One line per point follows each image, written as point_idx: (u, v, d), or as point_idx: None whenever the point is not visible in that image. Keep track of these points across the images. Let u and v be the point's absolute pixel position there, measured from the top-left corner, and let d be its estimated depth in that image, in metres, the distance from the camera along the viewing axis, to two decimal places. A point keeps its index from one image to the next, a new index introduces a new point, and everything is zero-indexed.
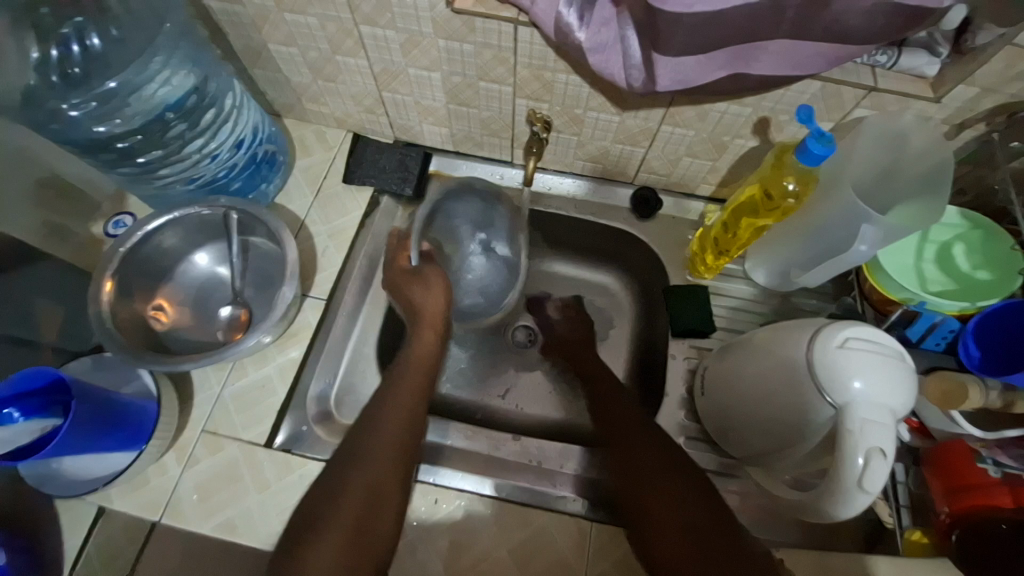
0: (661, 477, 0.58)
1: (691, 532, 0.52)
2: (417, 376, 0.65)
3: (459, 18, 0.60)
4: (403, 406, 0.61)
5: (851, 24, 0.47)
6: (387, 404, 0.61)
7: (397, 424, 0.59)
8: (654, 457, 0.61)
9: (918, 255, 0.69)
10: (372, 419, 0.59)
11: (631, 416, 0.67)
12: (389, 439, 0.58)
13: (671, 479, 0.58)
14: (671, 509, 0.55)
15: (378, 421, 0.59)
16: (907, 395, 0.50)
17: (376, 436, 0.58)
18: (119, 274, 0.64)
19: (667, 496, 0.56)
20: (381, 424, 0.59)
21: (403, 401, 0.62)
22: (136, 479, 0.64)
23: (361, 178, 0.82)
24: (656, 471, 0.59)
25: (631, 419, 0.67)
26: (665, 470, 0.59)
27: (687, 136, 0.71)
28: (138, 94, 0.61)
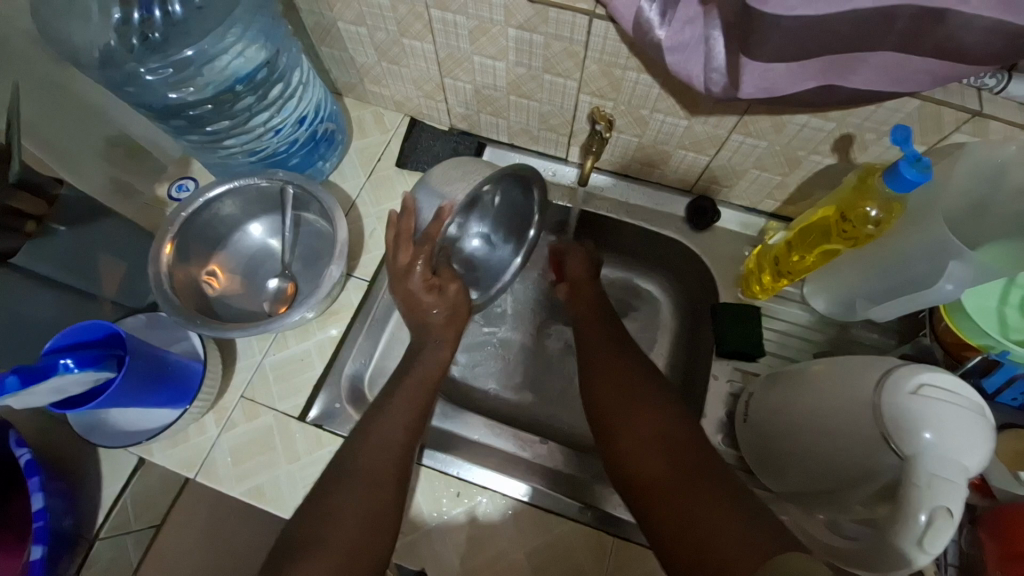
0: (689, 468, 0.55)
1: (706, 508, 0.51)
2: (423, 392, 0.65)
3: (533, 7, 0.58)
4: (397, 421, 0.61)
5: (969, 42, 0.42)
6: (381, 419, 0.61)
7: (394, 442, 0.60)
8: (685, 449, 0.57)
9: (1002, 299, 0.62)
10: (368, 434, 0.60)
11: (641, 390, 0.64)
12: (384, 454, 0.58)
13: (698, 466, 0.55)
14: (697, 504, 0.51)
15: (376, 437, 0.59)
16: (985, 452, 0.46)
17: (373, 452, 0.58)
18: (179, 238, 0.66)
19: (697, 489, 0.53)
20: (377, 440, 0.59)
21: (397, 416, 0.62)
22: (178, 435, 0.66)
23: (414, 163, 0.82)
24: (688, 463, 0.55)
25: (648, 410, 0.62)
26: (696, 465, 0.55)
27: (758, 147, 0.67)
28: (211, 65, 0.62)
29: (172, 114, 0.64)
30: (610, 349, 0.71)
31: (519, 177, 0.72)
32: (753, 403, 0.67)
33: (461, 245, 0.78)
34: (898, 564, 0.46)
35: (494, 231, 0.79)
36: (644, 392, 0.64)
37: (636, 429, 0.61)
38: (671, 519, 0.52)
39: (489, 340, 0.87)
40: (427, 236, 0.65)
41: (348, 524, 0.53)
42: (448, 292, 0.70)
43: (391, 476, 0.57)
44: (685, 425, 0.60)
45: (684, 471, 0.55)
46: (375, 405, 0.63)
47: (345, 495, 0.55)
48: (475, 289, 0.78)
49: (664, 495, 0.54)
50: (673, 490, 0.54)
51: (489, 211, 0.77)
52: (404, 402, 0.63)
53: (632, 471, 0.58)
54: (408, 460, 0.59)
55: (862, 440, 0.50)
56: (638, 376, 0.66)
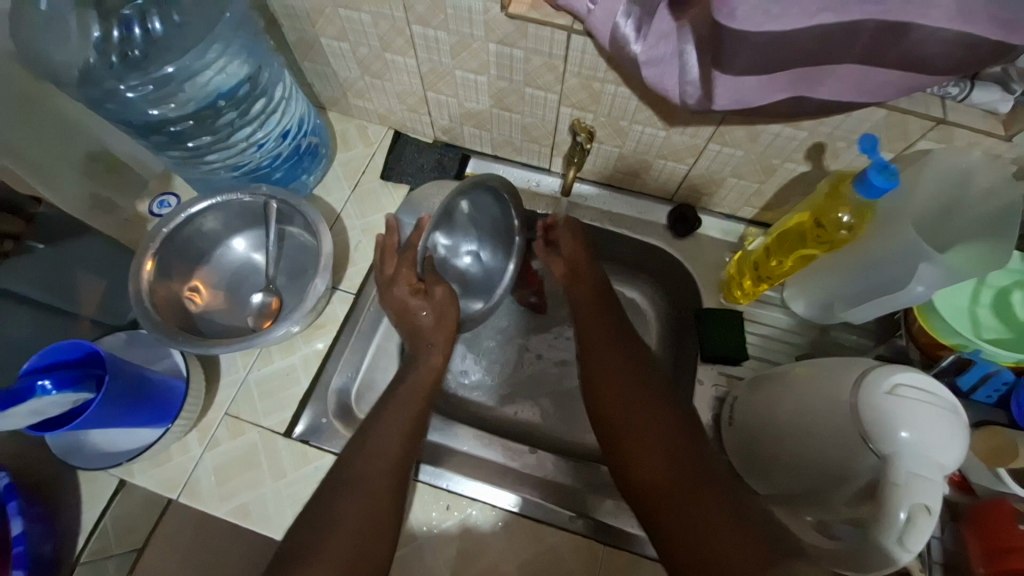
0: (687, 470, 0.56)
1: (703, 511, 0.52)
2: (418, 399, 0.65)
3: (512, 23, 0.59)
4: (395, 434, 0.60)
5: (928, 54, 0.44)
6: (377, 431, 0.60)
7: (389, 454, 0.58)
8: (680, 451, 0.58)
9: (974, 298, 0.64)
10: (364, 447, 0.59)
11: (636, 389, 0.65)
12: (381, 468, 0.57)
13: (694, 468, 0.56)
14: (693, 507, 0.53)
15: (372, 449, 0.58)
16: (960, 450, 0.47)
17: (370, 465, 0.57)
18: (160, 254, 0.66)
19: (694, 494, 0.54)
20: (373, 453, 0.58)
21: (394, 428, 0.60)
22: (160, 455, 0.65)
23: (398, 175, 0.82)
24: (684, 466, 0.57)
25: (644, 410, 0.63)
26: (693, 470, 0.56)
27: (735, 156, 0.69)
28: (193, 81, 0.62)
29: (153, 129, 0.64)
30: (605, 350, 0.70)
31: (490, 189, 0.74)
32: (738, 406, 0.68)
33: (452, 264, 0.78)
34: (882, 562, 0.47)
35: (481, 245, 0.79)
36: (637, 393, 0.64)
37: (631, 431, 0.62)
38: (669, 524, 0.54)
39: (476, 350, 0.87)
40: (410, 245, 0.69)
41: (343, 539, 0.52)
42: (436, 297, 0.69)
43: (387, 491, 0.56)
44: (680, 426, 0.61)
45: (681, 475, 0.56)
46: (371, 415, 0.62)
47: (339, 509, 0.54)
48: (477, 300, 0.81)
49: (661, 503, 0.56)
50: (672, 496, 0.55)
51: (466, 226, 0.77)
52: (402, 413, 0.62)
53: (634, 475, 0.59)
54: (405, 472, 0.58)
55: (841, 440, 0.51)
56: (631, 376, 0.66)
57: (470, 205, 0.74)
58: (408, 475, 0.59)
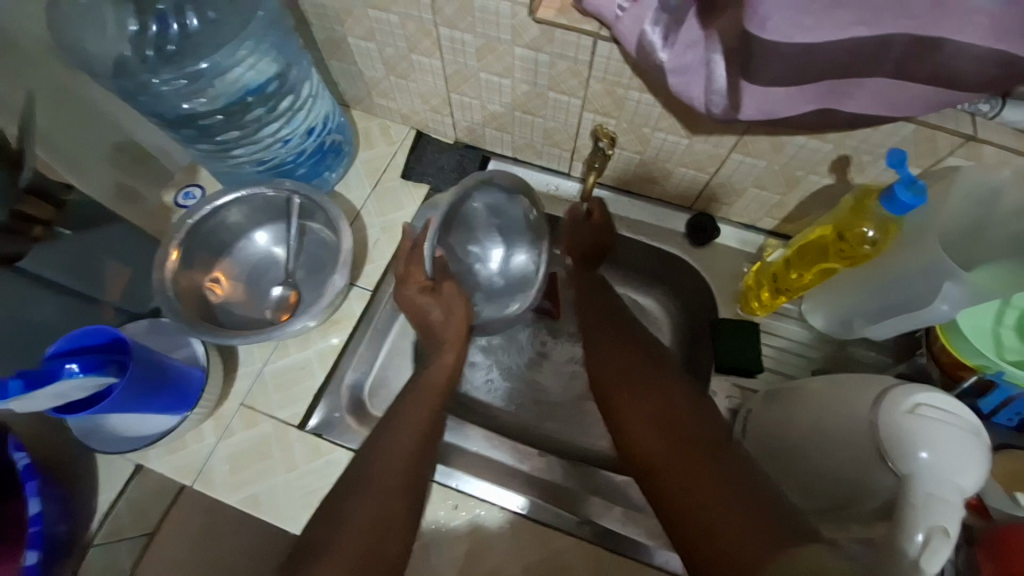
0: (691, 445, 0.56)
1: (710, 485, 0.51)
2: (431, 398, 0.65)
3: (539, 28, 0.60)
4: (411, 436, 0.60)
5: (963, 70, 0.44)
6: (393, 433, 0.60)
7: (404, 457, 0.58)
8: (699, 453, 0.54)
9: (997, 319, 0.62)
10: (380, 449, 0.58)
11: (639, 373, 0.65)
12: (397, 470, 0.57)
13: (698, 444, 0.55)
14: (698, 482, 0.52)
15: (387, 450, 0.58)
16: (979, 473, 0.46)
17: (386, 467, 0.57)
18: (185, 244, 0.67)
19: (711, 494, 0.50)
20: (389, 454, 0.58)
21: (410, 431, 0.60)
22: (176, 442, 0.66)
23: (419, 175, 0.83)
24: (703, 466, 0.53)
25: (649, 394, 0.63)
26: (699, 445, 0.55)
27: (757, 166, 0.68)
28: (224, 77, 0.63)
29: (184, 123, 0.66)
30: (613, 355, 0.69)
31: (503, 186, 0.77)
32: (752, 419, 0.67)
33: (482, 265, 0.81)
34: None
35: (510, 245, 0.81)
36: (642, 376, 0.65)
37: (640, 431, 0.60)
38: (677, 513, 0.52)
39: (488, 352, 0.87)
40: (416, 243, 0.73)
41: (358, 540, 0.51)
42: (446, 301, 0.70)
43: (403, 493, 0.56)
44: (685, 405, 0.60)
45: (685, 453, 0.55)
46: (385, 416, 0.62)
47: (355, 509, 0.53)
48: (513, 302, 0.82)
49: (676, 507, 0.52)
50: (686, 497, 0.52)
51: (487, 226, 0.81)
52: (416, 416, 0.62)
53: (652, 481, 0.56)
54: (420, 475, 0.58)
55: (860, 457, 0.50)
56: (642, 377, 0.65)
57: (484, 205, 0.79)
58: (424, 477, 0.59)
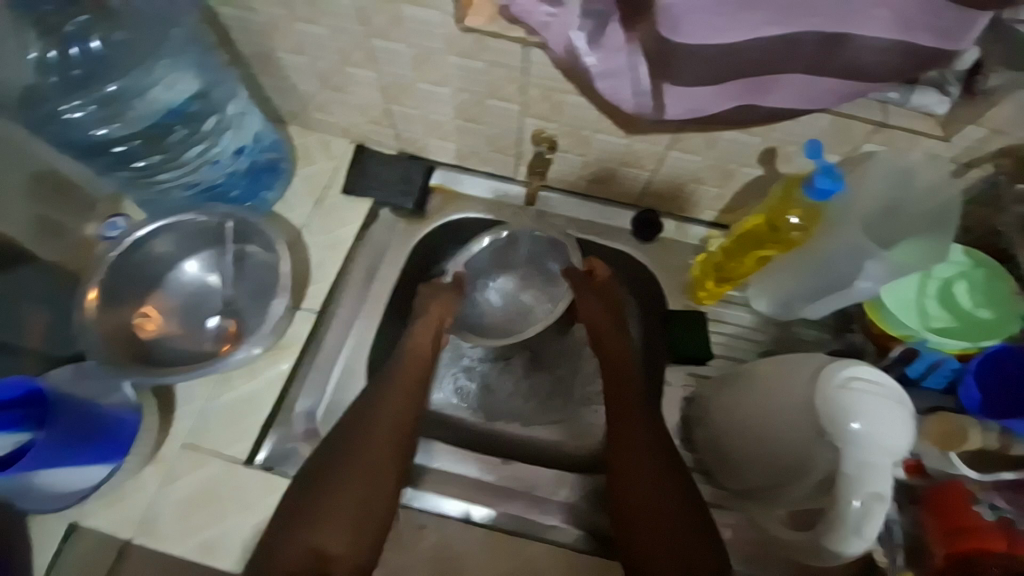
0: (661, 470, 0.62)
1: (663, 509, 0.60)
2: (415, 369, 0.66)
3: (471, 37, 0.59)
4: (391, 415, 0.63)
5: (866, 62, 0.47)
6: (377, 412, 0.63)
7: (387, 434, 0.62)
8: (671, 481, 0.62)
9: (920, 290, 0.66)
10: (364, 424, 0.62)
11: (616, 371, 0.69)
12: (380, 446, 0.61)
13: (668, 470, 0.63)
14: (656, 505, 0.60)
15: (371, 425, 0.62)
16: (907, 438, 0.49)
17: (371, 443, 0.61)
18: (107, 281, 0.64)
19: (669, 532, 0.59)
20: (373, 432, 0.62)
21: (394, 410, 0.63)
22: (114, 493, 0.62)
23: (362, 189, 0.80)
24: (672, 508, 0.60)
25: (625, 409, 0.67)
26: (666, 472, 0.62)
27: (694, 162, 0.70)
28: (142, 98, 0.62)
29: (100, 150, 0.63)
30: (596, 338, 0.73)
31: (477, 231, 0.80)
32: (706, 404, 0.69)
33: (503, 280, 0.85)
34: (840, 551, 0.49)
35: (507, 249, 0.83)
36: (618, 381, 0.69)
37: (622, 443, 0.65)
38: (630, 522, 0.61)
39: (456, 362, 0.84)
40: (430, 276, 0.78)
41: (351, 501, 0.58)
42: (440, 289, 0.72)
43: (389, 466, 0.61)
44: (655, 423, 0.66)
45: (652, 476, 0.62)
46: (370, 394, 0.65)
47: (347, 478, 0.59)
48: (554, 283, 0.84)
49: (643, 531, 0.60)
50: (652, 520, 0.60)
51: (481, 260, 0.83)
52: (401, 400, 0.64)
53: (622, 496, 0.63)
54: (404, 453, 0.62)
55: (804, 435, 0.53)
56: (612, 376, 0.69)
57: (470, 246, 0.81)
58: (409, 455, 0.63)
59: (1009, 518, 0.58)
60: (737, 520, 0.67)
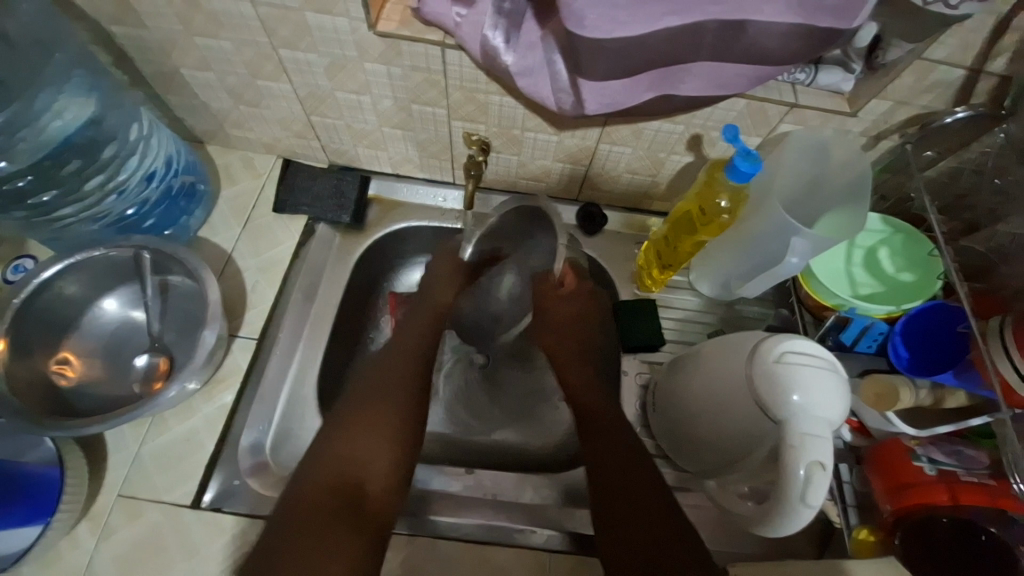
0: (633, 462, 0.61)
1: (638, 501, 0.58)
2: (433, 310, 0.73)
3: (383, 41, 0.58)
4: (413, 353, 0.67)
5: (768, 46, 0.48)
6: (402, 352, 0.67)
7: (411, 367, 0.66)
8: (642, 473, 0.60)
9: (847, 260, 0.71)
10: (388, 362, 0.66)
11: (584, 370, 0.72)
12: (401, 378, 0.64)
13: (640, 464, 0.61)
14: (630, 494, 0.58)
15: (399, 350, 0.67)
16: (841, 404, 0.51)
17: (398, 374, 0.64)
18: (13, 330, 0.57)
19: (644, 504, 0.57)
20: (396, 366, 0.65)
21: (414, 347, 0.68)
22: (46, 559, 0.57)
23: (293, 206, 0.76)
24: (641, 480, 0.59)
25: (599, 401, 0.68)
26: (637, 464, 0.61)
27: (625, 153, 0.71)
28: (31, 128, 0.57)
29: None
30: (563, 344, 0.75)
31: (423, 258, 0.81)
32: (659, 391, 0.70)
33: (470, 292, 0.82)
34: (789, 521, 0.50)
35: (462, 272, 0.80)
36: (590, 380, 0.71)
37: (600, 434, 0.64)
38: (605, 510, 0.59)
39: None
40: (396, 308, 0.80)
41: (382, 424, 0.59)
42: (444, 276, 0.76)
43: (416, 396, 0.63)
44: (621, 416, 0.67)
45: (627, 466, 0.61)
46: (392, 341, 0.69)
47: (380, 401, 0.61)
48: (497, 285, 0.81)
49: (624, 520, 0.57)
50: (630, 511, 0.57)
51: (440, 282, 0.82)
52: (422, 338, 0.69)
53: (596, 483, 0.61)
54: (426, 386, 0.65)
55: (748, 410, 0.54)
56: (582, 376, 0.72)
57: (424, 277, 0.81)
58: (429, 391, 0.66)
59: (949, 470, 0.58)
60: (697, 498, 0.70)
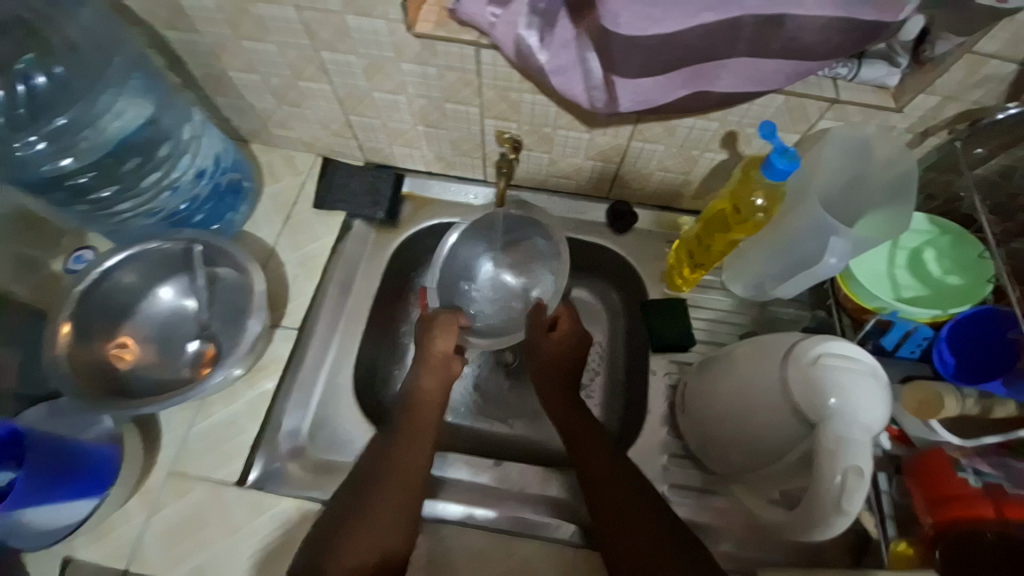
0: (623, 471, 0.64)
1: (628, 511, 0.60)
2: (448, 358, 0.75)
3: (419, 42, 0.59)
4: (406, 466, 0.62)
5: (808, 41, 0.47)
6: (390, 467, 0.62)
7: (399, 485, 0.60)
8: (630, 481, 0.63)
9: (890, 262, 0.68)
10: (381, 469, 0.62)
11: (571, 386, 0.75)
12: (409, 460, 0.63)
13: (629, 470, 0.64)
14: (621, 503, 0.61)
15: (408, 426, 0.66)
16: (882, 410, 0.49)
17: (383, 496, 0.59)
18: (77, 315, 0.63)
19: (641, 532, 0.58)
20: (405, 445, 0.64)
21: (409, 457, 0.63)
22: (102, 527, 0.62)
23: (331, 203, 0.79)
24: (634, 504, 0.61)
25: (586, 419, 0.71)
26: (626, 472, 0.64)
27: (657, 151, 0.71)
28: (93, 127, 0.61)
29: (53, 185, 0.62)
30: (554, 371, 0.75)
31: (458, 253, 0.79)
32: (688, 391, 0.70)
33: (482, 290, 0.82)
34: (824, 527, 0.48)
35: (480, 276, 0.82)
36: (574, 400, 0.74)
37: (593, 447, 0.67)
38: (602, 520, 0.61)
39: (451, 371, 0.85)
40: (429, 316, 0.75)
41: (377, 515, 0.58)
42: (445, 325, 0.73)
43: (400, 516, 0.58)
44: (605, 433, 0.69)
45: (616, 476, 0.64)
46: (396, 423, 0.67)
47: (376, 492, 0.60)
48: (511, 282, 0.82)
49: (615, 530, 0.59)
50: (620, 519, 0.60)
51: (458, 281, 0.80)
52: (418, 447, 0.64)
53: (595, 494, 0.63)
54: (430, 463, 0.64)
55: (783, 411, 0.53)
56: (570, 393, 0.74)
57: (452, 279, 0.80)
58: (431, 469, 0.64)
59: (997, 483, 0.56)
60: (726, 500, 0.68)
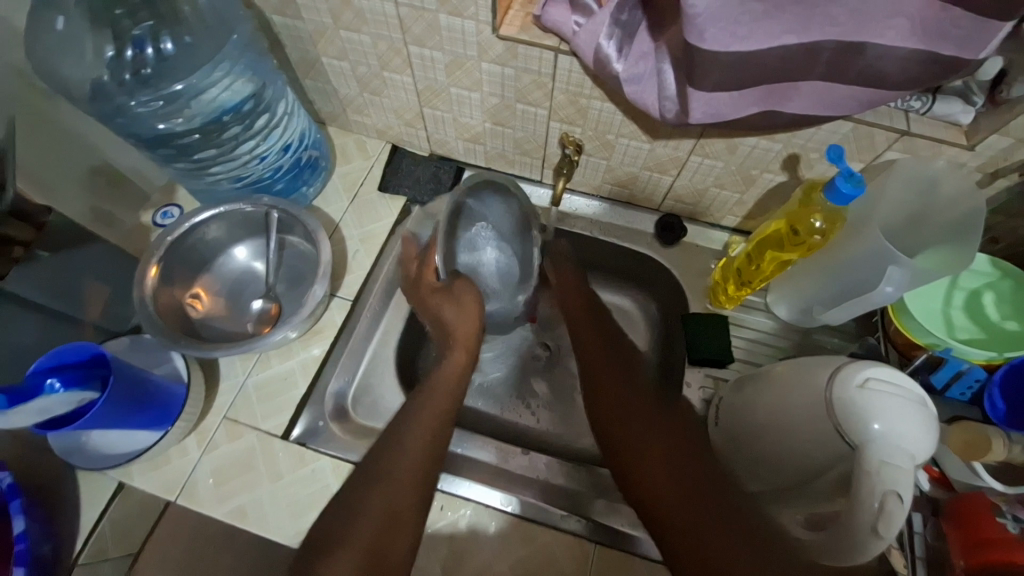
0: (670, 446, 0.63)
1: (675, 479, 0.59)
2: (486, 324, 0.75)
3: (503, 44, 0.63)
4: (410, 463, 0.60)
5: (886, 70, 0.48)
6: (396, 461, 0.59)
7: (402, 482, 0.58)
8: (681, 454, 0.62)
9: (945, 301, 0.68)
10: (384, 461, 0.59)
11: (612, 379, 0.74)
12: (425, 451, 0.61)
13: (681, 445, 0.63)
14: (663, 472, 0.61)
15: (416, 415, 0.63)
16: (927, 439, 0.49)
17: (385, 493, 0.57)
18: (164, 261, 0.68)
19: (687, 499, 0.57)
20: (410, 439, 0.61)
21: (411, 454, 0.60)
22: (158, 459, 0.66)
23: (395, 187, 0.84)
24: (683, 471, 0.60)
25: (629, 402, 0.70)
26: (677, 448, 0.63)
27: (716, 167, 0.72)
28: (200, 98, 0.66)
29: (161, 143, 0.68)
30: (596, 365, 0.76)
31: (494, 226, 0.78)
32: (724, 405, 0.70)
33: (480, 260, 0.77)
34: (859, 550, 0.48)
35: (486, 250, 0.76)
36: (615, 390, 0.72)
37: (633, 431, 0.67)
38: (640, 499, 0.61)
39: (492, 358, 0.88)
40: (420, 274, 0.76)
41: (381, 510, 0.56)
42: (463, 302, 0.72)
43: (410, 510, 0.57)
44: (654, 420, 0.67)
45: (667, 449, 0.63)
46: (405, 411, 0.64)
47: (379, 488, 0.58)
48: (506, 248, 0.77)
49: (655, 500, 0.59)
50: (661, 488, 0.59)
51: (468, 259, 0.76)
52: (429, 438, 0.62)
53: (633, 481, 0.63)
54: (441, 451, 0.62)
55: (822, 432, 0.53)
56: (612, 383, 0.73)
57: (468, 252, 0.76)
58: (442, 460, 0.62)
59: None
60: None
